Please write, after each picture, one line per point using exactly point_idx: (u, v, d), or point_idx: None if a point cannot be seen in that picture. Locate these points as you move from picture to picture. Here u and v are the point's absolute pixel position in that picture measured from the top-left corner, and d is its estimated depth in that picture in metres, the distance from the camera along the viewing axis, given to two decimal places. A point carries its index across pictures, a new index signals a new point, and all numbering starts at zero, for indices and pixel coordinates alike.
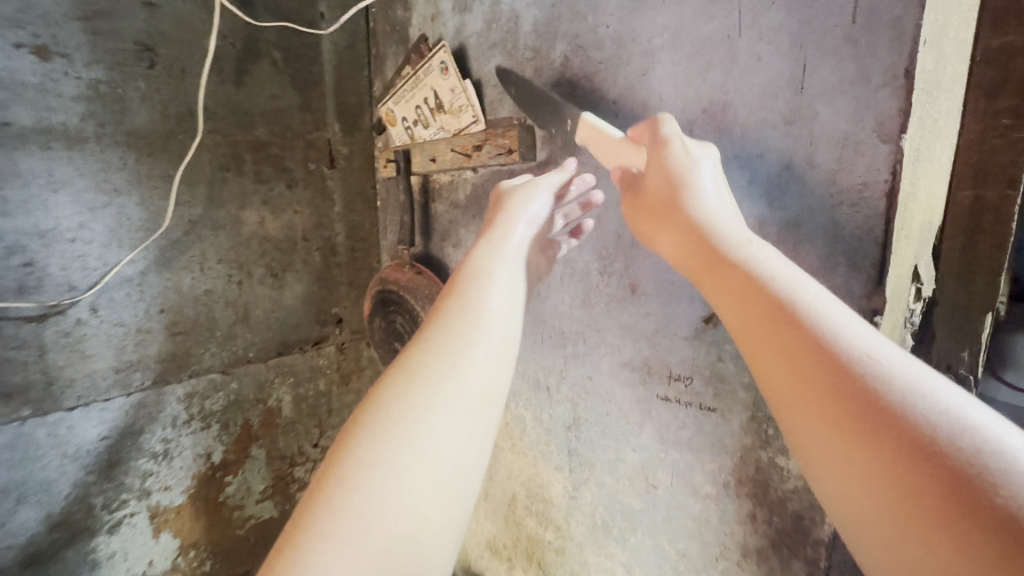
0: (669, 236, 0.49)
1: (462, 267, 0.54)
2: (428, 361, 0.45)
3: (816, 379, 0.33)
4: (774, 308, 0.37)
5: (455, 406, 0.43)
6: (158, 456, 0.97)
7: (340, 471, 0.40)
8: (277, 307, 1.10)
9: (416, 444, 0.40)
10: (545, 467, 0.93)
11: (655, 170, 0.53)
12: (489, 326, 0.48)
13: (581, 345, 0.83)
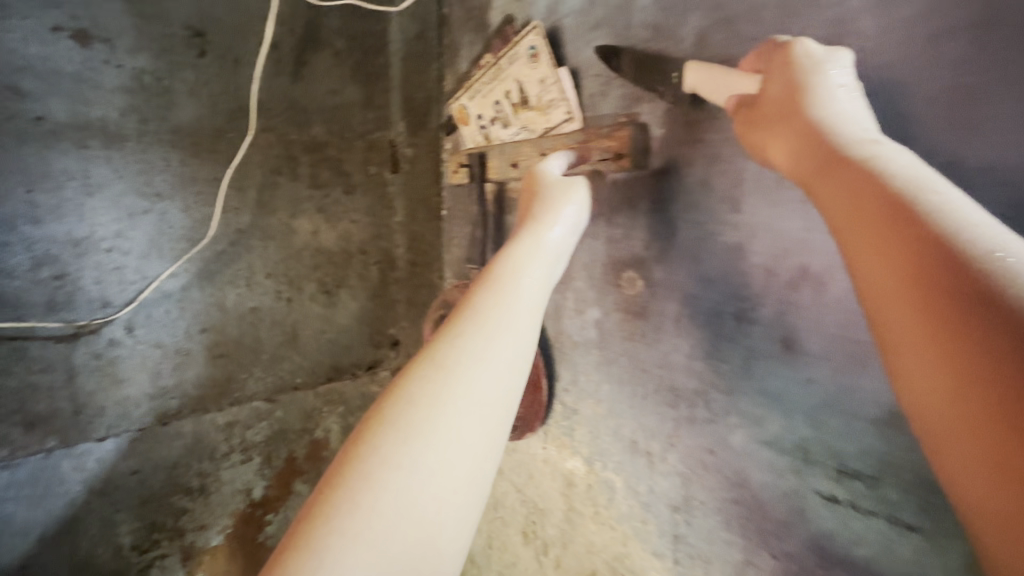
0: (778, 145, 0.39)
1: (508, 245, 0.46)
2: (467, 341, 0.36)
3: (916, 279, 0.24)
4: (879, 207, 0.28)
5: (493, 397, 0.35)
6: (194, 492, 0.86)
7: (356, 468, 0.30)
8: (329, 327, 0.98)
9: (446, 433, 0.32)
10: (637, 549, 0.74)
11: (777, 75, 0.42)
12: (528, 311, 0.41)
13: (701, 408, 0.64)
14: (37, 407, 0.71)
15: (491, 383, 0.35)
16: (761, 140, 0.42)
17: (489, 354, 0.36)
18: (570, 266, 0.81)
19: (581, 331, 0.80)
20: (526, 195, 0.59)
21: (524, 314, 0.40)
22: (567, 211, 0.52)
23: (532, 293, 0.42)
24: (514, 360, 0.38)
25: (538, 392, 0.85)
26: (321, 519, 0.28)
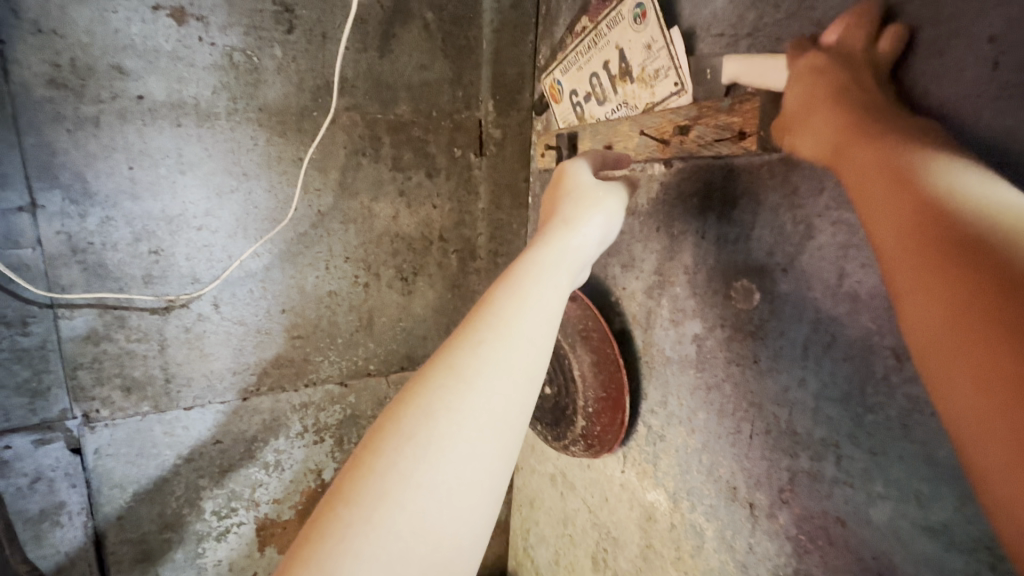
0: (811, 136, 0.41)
1: (533, 244, 0.43)
2: (485, 351, 0.35)
3: (931, 244, 0.27)
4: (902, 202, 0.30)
5: (505, 408, 0.34)
6: (270, 467, 0.89)
7: (371, 484, 0.30)
8: (404, 316, 0.95)
9: (463, 436, 0.32)
10: None
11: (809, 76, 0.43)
12: (550, 314, 0.39)
13: (830, 463, 0.50)
14: (133, 373, 0.76)
15: (507, 388, 0.34)
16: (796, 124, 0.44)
17: (508, 363, 0.35)
18: (669, 268, 0.68)
19: (676, 346, 0.68)
20: (551, 190, 0.51)
21: (543, 314, 0.38)
22: (592, 220, 0.45)
23: (555, 294, 0.40)
24: (530, 367, 0.36)
25: (618, 412, 0.73)
26: (334, 536, 0.28)
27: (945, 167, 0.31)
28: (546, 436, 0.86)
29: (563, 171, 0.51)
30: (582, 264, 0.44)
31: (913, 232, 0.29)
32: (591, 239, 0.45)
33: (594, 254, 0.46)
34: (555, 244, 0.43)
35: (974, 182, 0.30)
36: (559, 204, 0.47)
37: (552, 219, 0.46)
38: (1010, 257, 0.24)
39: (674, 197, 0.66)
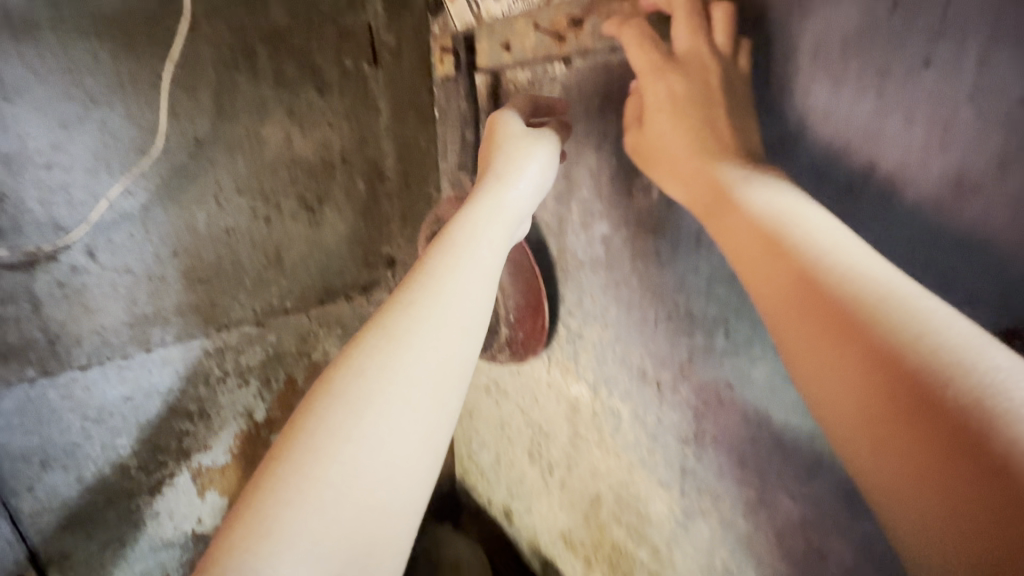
0: (674, 181, 0.47)
1: (468, 204, 0.46)
2: (419, 311, 0.38)
3: (807, 298, 0.32)
4: (773, 250, 0.35)
5: (439, 368, 0.37)
6: (194, 415, 0.86)
7: (306, 441, 0.32)
8: (316, 248, 0.90)
9: (399, 402, 0.34)
10: (643, 477, 0.71)
11: (654, 116, 0.48)
12: (480, 276, 0.42)
13: (721, 337, 0.56)
14: (7, 339, 0.68)
15: (439, 356, 0.37)
16: (657, 169, 0.49)
17: (440, 324, 0.38)
18: (576, 173, 0.69)
19: (587, 249, 0.70)
20: (488, 139, 0.53)
21: (469, 283, 0.41)
22: (522, 174, 0.49)
23: (485, 260, 0.43)
24: (461, 325, 0.39)
25: (538, 317, 0.76)
26: (269, 486, 0.30)
27: (801, 208, 0.37)
28: None
29: (497, 118, 0.53)
30: (514, 223, 0.47)
31: (788, 286, 0.34)
32: (524, 188, 0.48)
33: (532, 200, 0.50)
34: (489, 210, 0.46)
35: (827, 238, 0.34)
36: (494, 158, 0.50)
37: (490, 170, 0.49)
38: (860, 298, 0.30)
39: (575, 98, 0.65)
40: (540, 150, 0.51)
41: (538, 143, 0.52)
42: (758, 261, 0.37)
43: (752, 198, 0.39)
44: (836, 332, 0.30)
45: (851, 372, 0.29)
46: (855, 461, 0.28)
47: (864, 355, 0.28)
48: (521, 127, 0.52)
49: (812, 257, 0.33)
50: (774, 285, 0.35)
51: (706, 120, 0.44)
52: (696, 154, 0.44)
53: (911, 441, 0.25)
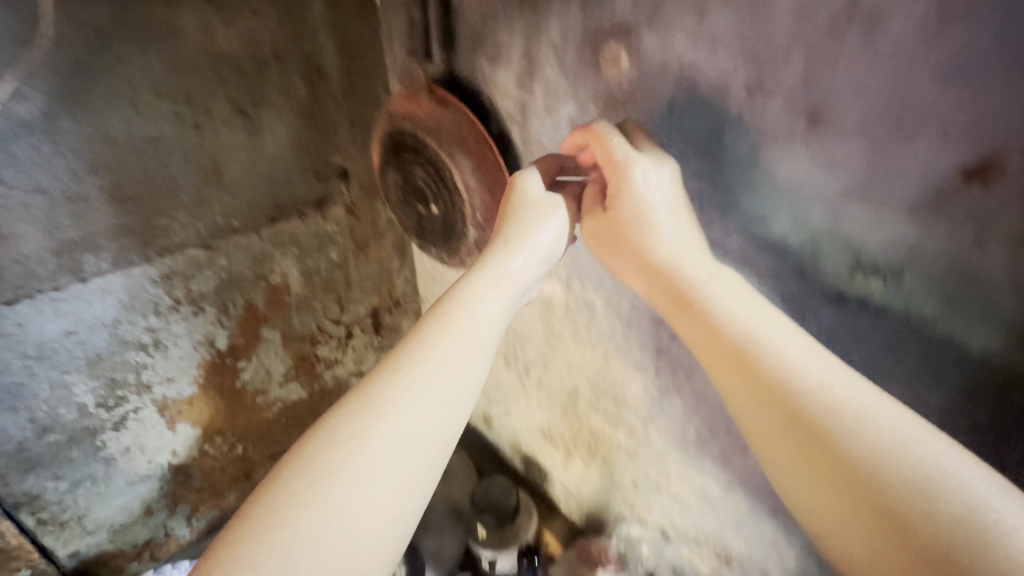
0: (629, 266, 0.51)
1: (475, 271, 0.50)
2: (405, 379, 0.43)
3: (771, 395, 0.39)
4: (736, 347, 0.42)
5: (417, 432, 0.42)
6: (149, 347, 0.81)
7: (285, 496, 0.38)
8: (259, 160, 0.83)
9: (399, 452, 0.41)
10: (619, 364, 0.72)
11: (619, 200, 0.50)
12: (480, 343, 0.47)
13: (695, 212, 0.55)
14: None
15: (440, 420, 0.43)
16: (615, 258, 0.52)
17: (423, 389, 0.43)
18: (537, 49, 0.63)
19: (553, 136, 0.66)
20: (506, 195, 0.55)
21: (467, 354, 0.46)
22: (535, 239, 0.52)
23: (475, 329, 0.47)
24: (449, 397, 0.44)
25: None
26: (256, 535, 0.37)
27: (755, 309, 0.43)
28: (440, 256, 0.86)
29: (520, 179, 0.54)
30: (518, 289, 0.51)
31: (751, 378, 0.40)
32: (532, 257, 0.51)
33: (541, 261, 0.52)
34: (491, 279, 0.49)
35: (778, 339, 0.41)
36: (508, 218, 0.52)
37: (503, 235, 0.52)
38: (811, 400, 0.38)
39: None
40: (552, 219, 0.53)
41: (549, 208, 0.53)
42: (718, 361, 0.43)
43: (710, 289, 0.45)
44: (799, 423, 0.37)
45: (789, 456, 0.37)
46: (819, 527, 0.36)
47: (825, 452, 0.36)
48: (537, 189, 0.53)
49: (762, 352, 0.40)
50: (723, 371, 0.43)
51: (642, 222, 0.49)
52: (654, 242, 0.49)
53: (854, 535, 0.34)
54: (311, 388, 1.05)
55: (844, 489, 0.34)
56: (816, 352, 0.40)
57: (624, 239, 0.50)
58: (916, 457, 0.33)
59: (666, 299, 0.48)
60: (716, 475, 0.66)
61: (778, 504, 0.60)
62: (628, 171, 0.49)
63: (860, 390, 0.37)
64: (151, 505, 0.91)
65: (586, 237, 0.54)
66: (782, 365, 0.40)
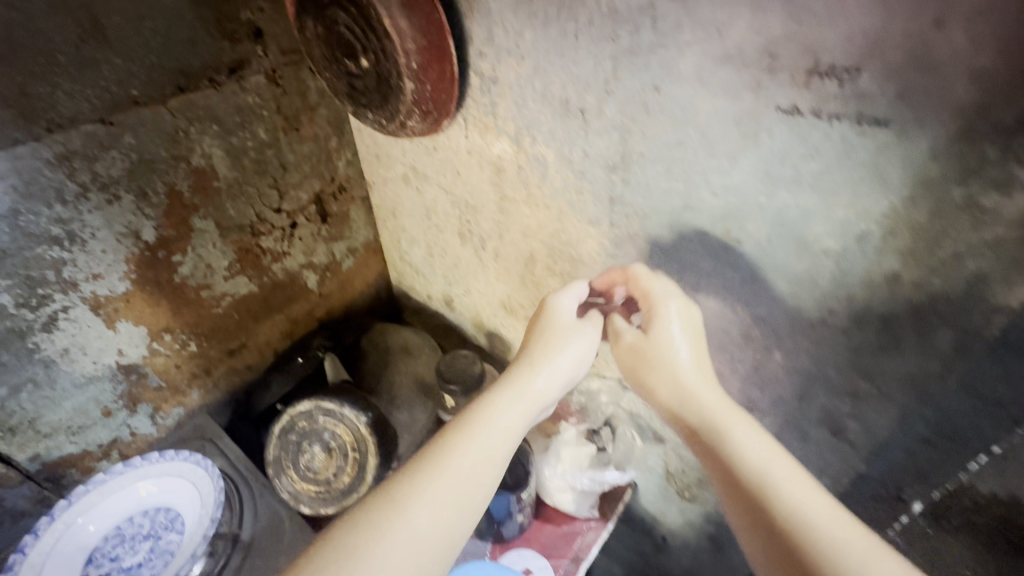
0: (656, 390, 0.62)
1: (504, 383, 0.62)
2: (451, 464, 0.54)
3: (737, 484, 0.52)
4: (715, 454, 0.55)
5: (456, 504, 0.52)
6: (64, 241, 0.73)
7: (345, 551, 0.46)
8: (148, 13, 0.70)
9: (443, 506, 0.51)
10: (574, 222, 0.71)
11: (647, 314, 0.61)
12: (507, 429, 0.59)
13: (648, 33, 0.50)
14: None
15: (475, 477, 0.54)
16: (645, 383, 0.63)
17: (467, 474, 0.54)
18: None
19: None
20: (537, 316, 0.68)
21: (500, 439, 0.58)
22: (555, 364, 0.64)
23: (506, 436, 0.58)
24: (485, 481, 0.54)
25: (445, 62, 0.66)
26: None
27: (738, 427, 0.56)
28: (378, 123, 0.79)
29: (549, 303, 0.67)
30: (537, 405, 0.63)
31: (726, 474, 0.53)
32: (551, 380, 0.63)
33: (564, 381, 0.64)
34: (514, 395, 0.61)
35: (749, 444, 0.54)
36: (534, 339, 0.66)
37: (530, 356, 0.64)
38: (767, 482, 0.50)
39: None
40: (576, 343, 0.66)
41: (569, 335, 0.66)
42: (709, 463, 0.56)
43: (692, 389, 0.59)
44: (752, 500, 0.50)
45: (745, 507, 0.51)
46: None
47: (770, 520, 0.48)
48: (565, 311, 0.66)
49: (727, 438, 0.55)
50: (701, 446, 0.57)
51: (667, 359, 0.60)
52: (666, 349, 0.60)
53: None
54: (260, 281, 1.01)
55: (773, 527, 0.48)
56: (779, 455, 0.53)
57: (650, 361, 0.61)
58: (829, 522, 0.46)
59: (672, 406, 0.60)
60: None
61: (726, 338, 0.63)
62: (656, 309, 0.60)
63: (806, 485, 0.50)
64: (107, 406, 0.89)
65: (620, 359, 0.66)
66: (745, 460, 0.53)
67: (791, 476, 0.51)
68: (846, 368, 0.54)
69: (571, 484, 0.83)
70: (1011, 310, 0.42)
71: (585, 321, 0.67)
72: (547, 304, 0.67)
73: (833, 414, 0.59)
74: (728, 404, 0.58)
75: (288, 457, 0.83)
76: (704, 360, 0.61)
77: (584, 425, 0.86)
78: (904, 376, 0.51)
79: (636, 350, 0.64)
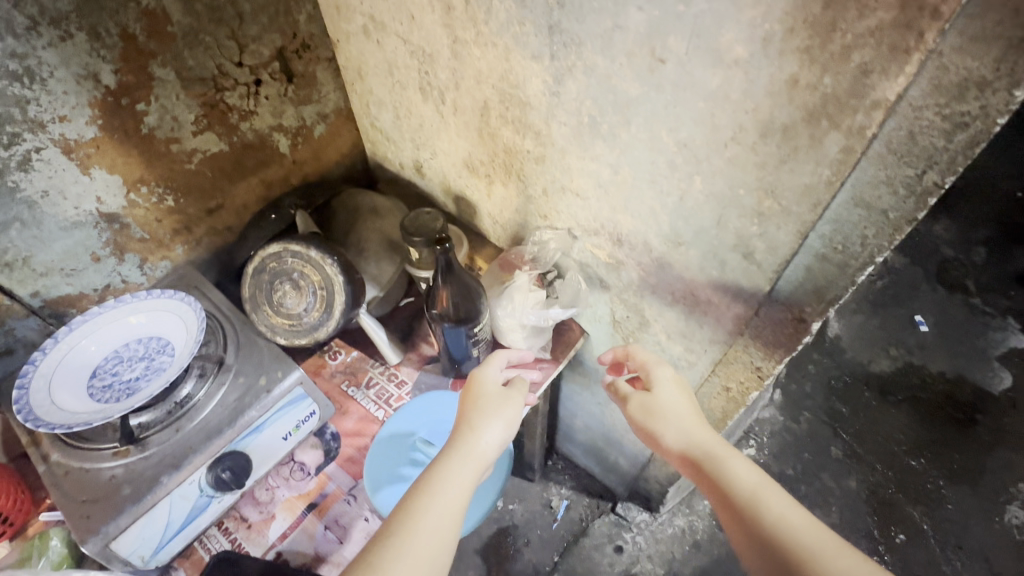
0: (659, 438, 0.75)
1: (454, 449, 0.71)
2: (414, 524, 0.63)
3: (733, 508, 0.64)
4: (711, 485, 0.68)
5: (426, 559, 0.61)
6: (23, 78, 0.75)
7: None
8: None
9: (417, 558, 0.61)
10: (519, 58, 0.71)
11: (654, 379, 0.80)
12: (459, 485, 0.68)
13: None
14: None
15: (440, 530, 0.63)
16: (651, 432, 0.76)
17: (426, 532, 0.63)
18: None
19: None
20: (471, 389, 0.79)
21: (456, 496, 0.67)
22: (493, 429, 0.73)
23: (459, 492, 0.67)
24: (444, 536, 0.63)
25: None
26: None
27: (733, 461, 0.68)
28: None
29: (477, 383, 0.79)
30: (484, 463, 0.72)
31: (723, 503, 0.66)
32: (491, 442, 0.72)
33: (502, 441, 0.74)
34: (461, 458, 0.70)
35: (744, 473, 0.66)
36: (469, 408, 0.76)
37: (468, 422, 0.74)
38: (761, 502, 0.63)
39: None
40: (506, 410, 0.76)
41: (500, 406, 0.76)
42: (710, 493, 0.68)
43: (694, 433, 0.73)
44: (746, 522, 0.62)
45: (740, 529, 0.63)
46: None
47: (763, 535, 0.60)
48: (492, 386, 0.79)
49: (723, 473, 0.67)
50: (702, 481, 0.69)
51: (675, 414, 0.75)
52: (667, 402, 0.77)
53: None
54: (230, 141, 1.03)
55: (769, 543, 0.60)
56: (765, 481, 0.65)
57: (656, 413, 0.76)
58: (813, 533, 0.59)
59: (681, 447, 0.72)
60: (607, 159, 0.71)
61: (655, 169, 0.67)
62: (654, 370, 0.81)
63: (788, 504, 0.62)
64: (96, 253, 0.96)
65: (631, 415, 0.79)
66: (741, 485, 0.65)
67: (778, 497, 0.63)
68: (754, 186, 0.58)
69: (520, 322, 0.92)
70: (888, 103, 0.45)
71: (509, 392, 0.78)
72: (475, 383, 0.80)
73: (744, 237, 0.64)
74: (723, 444, 0.71)
75: (261, 295, 0.92)
76: (698, 413, 0.76)
77: (536, 271, 0.93)
78: (800, 186, 0.55)
79: (641, 403, 0.78)
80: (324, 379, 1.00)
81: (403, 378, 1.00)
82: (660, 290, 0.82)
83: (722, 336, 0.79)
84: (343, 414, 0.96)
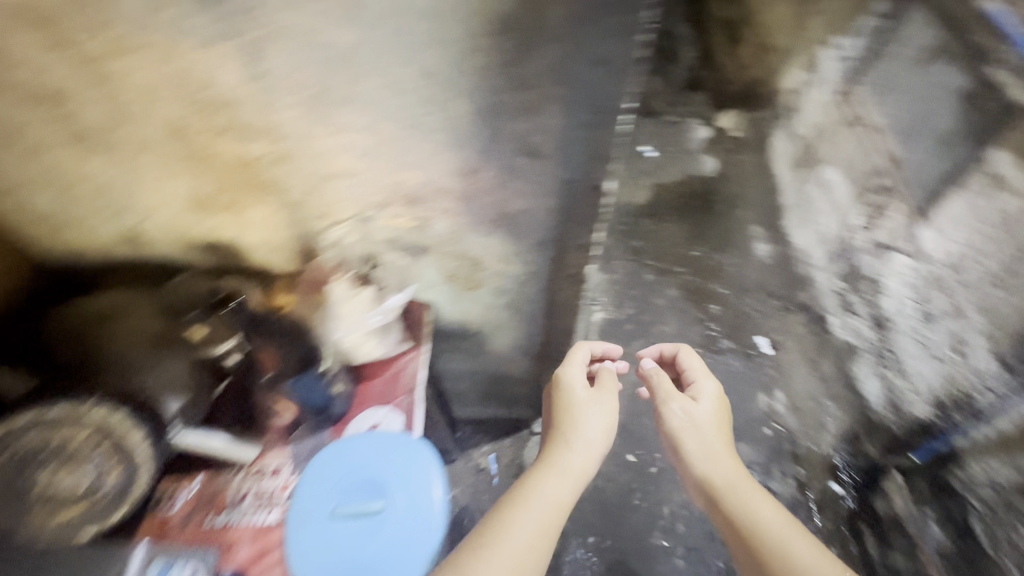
0: (686, 445, 0.84)
1: (549, 460, 0.79)
2: (511, 529, 0.69)
3: (738, 531, 0.74)
4: (726, 496, 0.78)
5: (515, 553, 0.67)
6: None
7: None
8: None
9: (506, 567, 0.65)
10: (189, 51, 0.57)
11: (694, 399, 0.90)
12: (551, 496, 0.74)
13: None
14: None
15: (529, 545, 0.68)
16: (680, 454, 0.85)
17: (519, 531, 0.69)
18: None
19: None
20: (559, 399, 0.88)
21: (550, 511, 0.72)
22: (591, 430, 0.83)
23: (559, 489, 0.75)
24: (543, 529, 0.70)
25: None
26: None
27: (747, 493, 0.77)
28: None
29: (569, 382, 0.89)
30: (579, 475, 0.78)
31: (733, 525, 0.75)
32: (585, 453, 0.80)
33: (597, 447, 0.82)
34: (548, 466, 0.78)
35: (755, 500, 0.76)
36: (564, 422, 0.84)
37: (565, 436, 0.82)
38: (761, 526, 0.73)
39: None
40: (594, 415, 0.84)
41: (601, 394, 0.87)
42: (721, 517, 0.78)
43: (718, 455, 0.83)
44: (747, 542, 0.73)
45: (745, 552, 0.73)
46: None
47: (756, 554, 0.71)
48: (578, 383, 0.88)
49: (738, 498, 0.77)
50: (719, 508, 0.78)
51: (707, 442, 0.84)
52: (703, 416, 0.87)
53: None
54: None
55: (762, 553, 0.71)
56: (771, 500, 0.76)
57: (693, 421, 0.86)
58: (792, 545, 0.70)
59: (703, 470, 0.82)
60: (358, 123, 0.64)
61: (410, 111, 0.62)
62: (703, 385, 0.92)
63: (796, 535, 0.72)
64: None
65: (667, 414, 0.88)
66: (749, 504, 0.76)
67: (780, 517, 0.74)
68: (508, 85, 0.58)
69: (365, 329, 0.89)
70: None
71: (603, 380, 0.90)
72: (570, 385, 0.88)
73: (522, 137, 0.65)
74: (744, 473, 0.81)
75: (32, 471, 0.69)
76: (727, 441, 0.86)
77: (348, 275, 0.87)
78: (547, 67, 0.57)
79: (681, 408, 0.88)
80: (180, 530, 0.78)
81: (275, 465, 0.85)
82: (473, 225, 0.80)
83: (545, 235, 0.83)
84: (229, 547, 0.77)
